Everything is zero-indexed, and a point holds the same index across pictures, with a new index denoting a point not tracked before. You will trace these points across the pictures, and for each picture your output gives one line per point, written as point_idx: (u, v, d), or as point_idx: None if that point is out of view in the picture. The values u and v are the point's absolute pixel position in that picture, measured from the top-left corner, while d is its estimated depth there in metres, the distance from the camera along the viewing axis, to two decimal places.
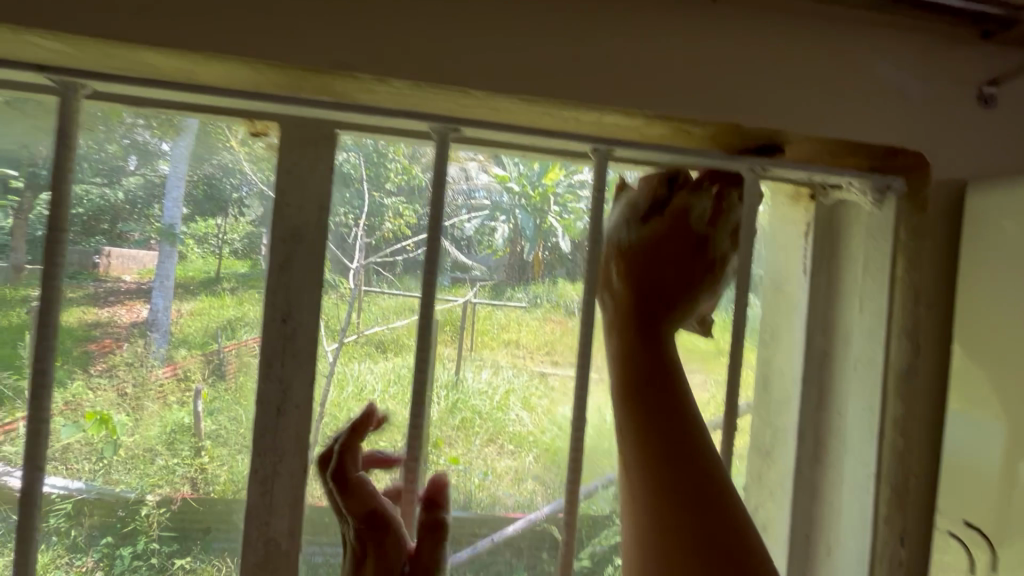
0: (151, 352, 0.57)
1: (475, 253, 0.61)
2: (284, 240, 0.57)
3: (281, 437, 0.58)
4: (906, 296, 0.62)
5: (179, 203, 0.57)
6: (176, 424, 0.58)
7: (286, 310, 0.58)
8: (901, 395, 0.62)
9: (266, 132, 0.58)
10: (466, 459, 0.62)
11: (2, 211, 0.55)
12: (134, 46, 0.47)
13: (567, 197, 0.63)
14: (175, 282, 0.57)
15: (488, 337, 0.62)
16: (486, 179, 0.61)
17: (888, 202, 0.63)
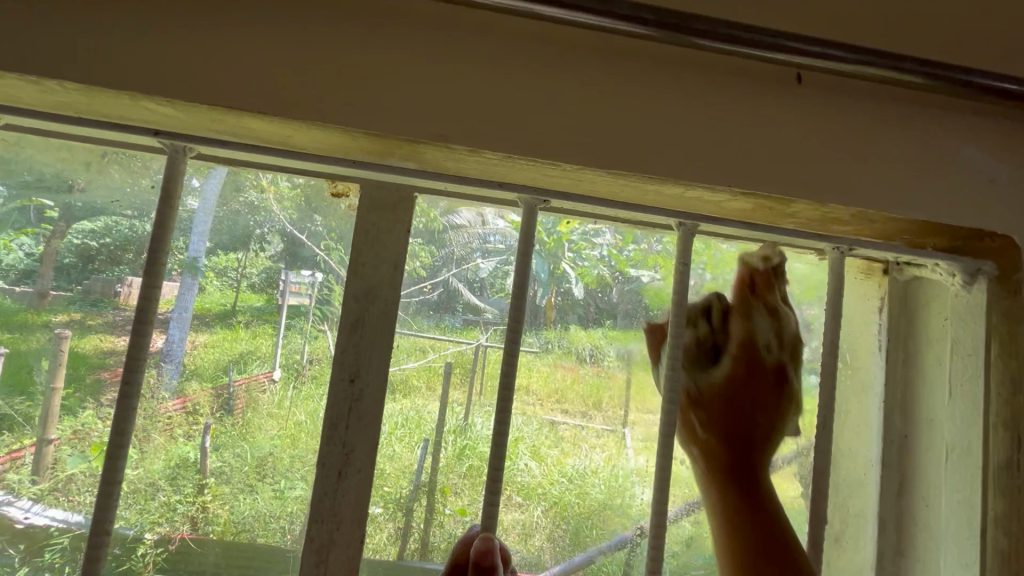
0: (162, 384, 0.57)
1: (487, 295, 0.62)
2: (357, 299, 0.58)
3: (341, 505, 0.56)
4: (1003, 382, 0.58)
5: (204, 237, 0.59)
6: (181, 458, 0.57)
7: (355, 371, 0.58)
8: (1005, 491, 0.56)
9: (346, 193, 0.60)
10: (472, 510, 0.60)
11: (34, 237, 0.57)
12: (237, 113, 0.49)
13: (581, 244, 0.63)
14: (193, 314, 0.58)
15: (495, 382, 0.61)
16: (502, 225, 0.62)
17: (978, 285, 0.61)
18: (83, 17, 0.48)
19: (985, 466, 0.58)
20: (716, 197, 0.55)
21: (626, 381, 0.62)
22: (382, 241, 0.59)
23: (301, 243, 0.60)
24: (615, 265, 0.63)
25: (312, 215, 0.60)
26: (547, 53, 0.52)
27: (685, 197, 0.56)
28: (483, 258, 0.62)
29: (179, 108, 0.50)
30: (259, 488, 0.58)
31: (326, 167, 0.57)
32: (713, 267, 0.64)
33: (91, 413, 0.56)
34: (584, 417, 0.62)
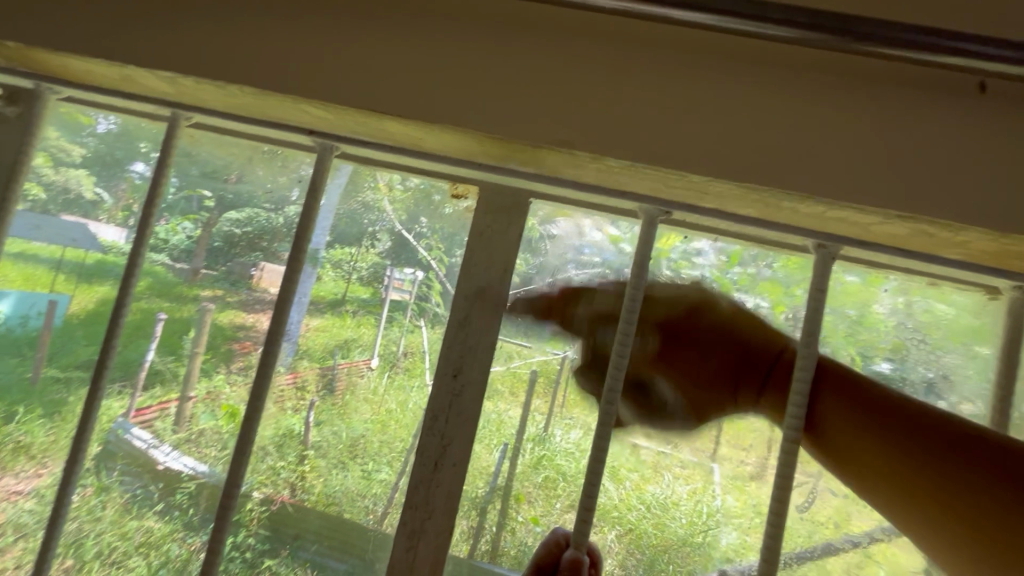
0: (279, 360, 0.64)
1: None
2: (466, 296, 0.61)
3: (432, 492, 0.60)
4: None
5: (325, 232, 0.65)
6: (287, 429, 0.63)
7: (459, 366, 0.60)
8: None
9: (465, 195, 0.63)
10: (545, 522, 0.59)
11: (195, 223, 0.67)
12: (383, 116, 0.54)
13: (680, 263, 0.60)
14: (310, 299, 0.65)
15: (580, 396, 0.60)
16: (598, 237, 0.61)
17: None
18: (251, 37, 0.56)
19: None
20: (864, 220, 0.49)
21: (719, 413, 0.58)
22: (489, 243, 0.61)
23: (407, 243, 0.64)
24: (718, 288, 0.59)
25: (418, 216, 0.64)
26: (660, 62, 0.51)
27: (825, 218, 0.50)
28: (577, 270, 0.62)
29: (336, 111, 0.56)
30: (350, 467, 0.62)
31: (455, 169, 0.61)
32: (833, 299, 0.58)
33: (221, 378, 0.65)
34: (670, 444, 0.58)
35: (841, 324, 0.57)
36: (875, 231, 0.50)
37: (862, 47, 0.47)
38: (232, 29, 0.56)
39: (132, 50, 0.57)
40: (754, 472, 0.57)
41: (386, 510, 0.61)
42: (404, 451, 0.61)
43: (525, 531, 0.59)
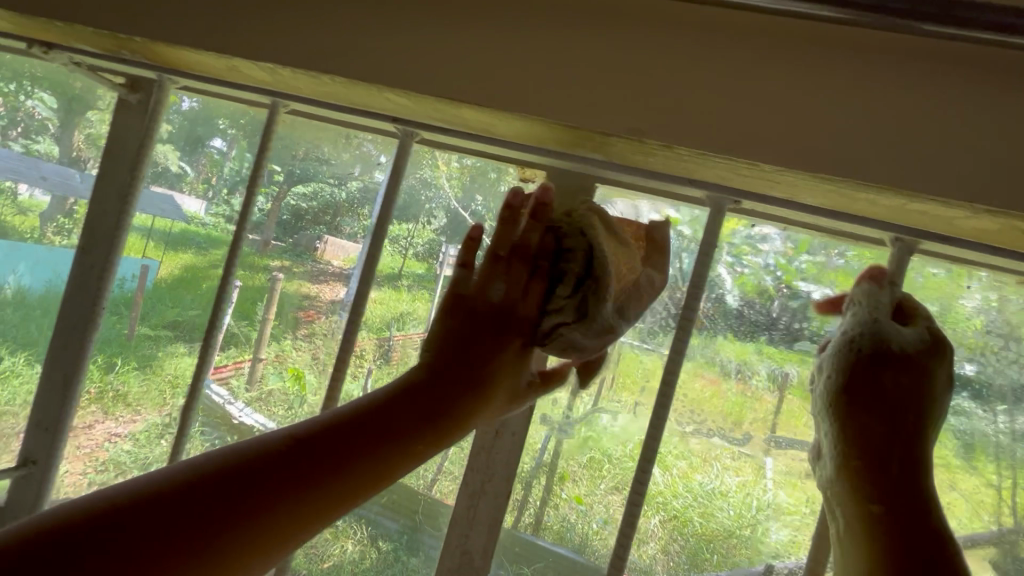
0: (340, 328, 0.68)
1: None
2: None
3: (475, 455, 0.62)
4: None
5: (385, 208, 0.67)
6: (347, 393, 0.67)
7: None
8: None
9: (533, 178, 0.63)
10: (588, 500, 0.60)
11: (265, 196, 0.71)
12: (462, 105, 0.52)
13: (742, 249, 0.57)
14: (369, 273, 0.67)
15: (629, 380, 0.60)
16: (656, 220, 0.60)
17: None
18: (306, 15, 0.57)
19: None
20: (953, 215, 0.43)
21: (776, 406, 0.56)
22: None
23: (463, 221, 0.65)
24: (780, 275, 0.56)
25: (473, 194, 0.65)
26: (720, 32, 0.46)
27: (907, 210, 0.45)
28: None
29: (414, 100, 0.55)
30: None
31: (519, 153, 0.60)
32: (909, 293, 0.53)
33: (289, 343, 0.69)
34: (721, 434, 0.57)
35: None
36: (963, 225, 0.44)
37: (978, 31, 0.40)
38: (302, 12, 0.57)
39: (210, 34, 0.59)
40: (811, 469, 0.55)
41: (435, 477, 0.64)
42: None
43: (569, 509, 0.60)
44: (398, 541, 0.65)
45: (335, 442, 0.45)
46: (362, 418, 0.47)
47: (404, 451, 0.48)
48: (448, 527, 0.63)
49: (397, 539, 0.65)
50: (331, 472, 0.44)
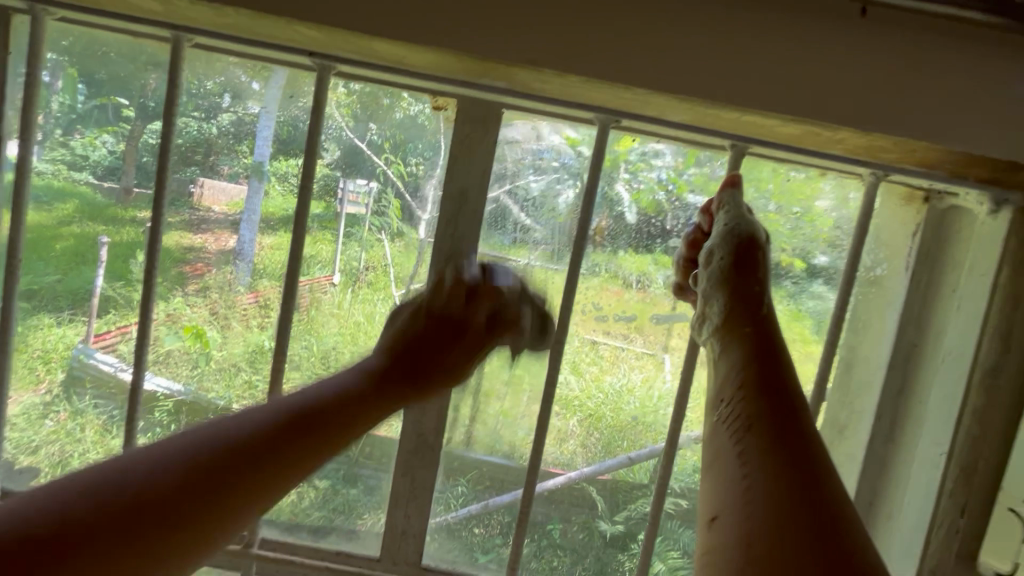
0: (237, 279, 0.63)
1: (537, 215, 0.61)
2: (451, 197, 0.60)
3: None
4: (1006, 304, 0.56)
5: (268, 142, 0.61)
6: (257, 345, 0.64)
7: (451, 256, 0.60)
8: (984, 393, 0.57)
9: (445, 107, 0.59)
10: (513, 413, 0.65)
11: (115, 136, 0.61)
12: (374, 38, 0.51)
13: (638, 165, 0.60)
14: (260, 216, 0.62)
15: (541, 300, 0.62)
16: (556, 141, 0.60)
17: (1003, 216, 0.56)
18: None
19: (971, 368, 0.57)
20: (770, 123, 0.53)
21: (671, 307, 0.63)
22: (474, 151, 0.59)
23: (357, 151, 0.61)
24: (673, 189, 0.61)
25: (366, 124, 0.60)
26: None
27: (744, 122, 0.53)
28: (535, 176, 0.60)
29: (320, 30, 0.52)
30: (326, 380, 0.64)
31: (422, 83, 0.57)
32: (778, 196, 0.61)
33: (179, 301, 0.63)
34: (625, 339, 0.63)
35: (782, 219, 0.61)
36: (782, 133, 0.54)
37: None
38: None
39: None
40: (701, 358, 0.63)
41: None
42: None
43: (494, 421, 0.65)
44: (333, 477, 0.66)
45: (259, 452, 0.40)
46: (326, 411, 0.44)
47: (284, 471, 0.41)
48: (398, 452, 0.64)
49: (332, 475, 0.66)
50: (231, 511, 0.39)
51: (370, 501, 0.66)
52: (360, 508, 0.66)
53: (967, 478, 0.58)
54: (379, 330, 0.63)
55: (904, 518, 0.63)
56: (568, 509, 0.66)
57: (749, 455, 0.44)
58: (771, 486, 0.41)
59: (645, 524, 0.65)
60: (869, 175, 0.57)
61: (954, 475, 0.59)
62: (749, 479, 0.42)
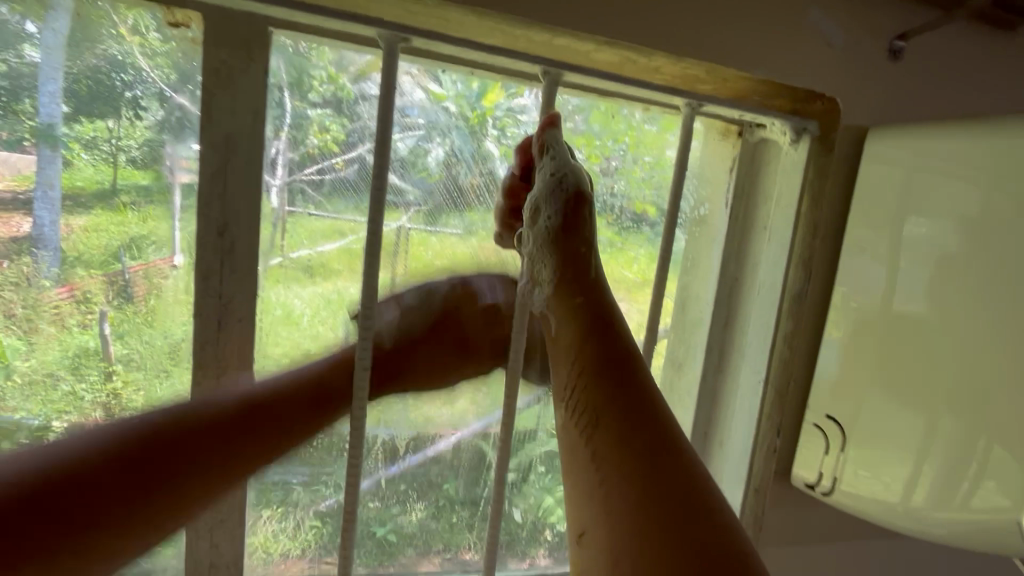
0: (40, 272, 0.51)
1: (409, 175, 0.59)
2: (214, 147, 0.53)
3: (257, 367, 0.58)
4: (806, 233, 0.69)
5: (57, 98, 0.49)
6: (80, 348, 0.53)
7: (224, 222, 0.54)
8: (792, 313, 0.70)
9: (188, 24, 0.51)
10: (399, 382, 0.63)
11: None
12: None
13: (506, 121, 0.61)
14: (62, 192, 0.51)
15: (421, 263, 0.61)
16: (420, 97, 0.58)
17: (803, 141, 0.67)
18: None
19: (782, 295, 0.70)
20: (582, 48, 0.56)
21: None
22: (236, 83, 0.52)
23: (183, 109, 0.52)
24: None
25: (193, 75, 0.52)
26: None
27: (554, 46, 0.56)
28: (401, 134, 0.58)
29: None
30: (176, 377, 0.56)
31: None
32: (635, 148, 0.66)
33: None
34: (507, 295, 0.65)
35: (640, 168, 0.67)
36: (596, 59, 0.58)
37: None
38: None
39: None
40: None
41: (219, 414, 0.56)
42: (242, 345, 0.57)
43: (381, 393, 0.63)
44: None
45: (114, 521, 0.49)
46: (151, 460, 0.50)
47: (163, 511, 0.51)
48: None
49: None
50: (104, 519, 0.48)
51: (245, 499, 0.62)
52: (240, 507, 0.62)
53: (780, 397, 0.72)
54: (232, 307, 0.56)
55: (732, 443, 0.76)
56: (463, 468, 0.67)
57: (596, 458, 0.47)
58: (614, 486, 0.45)
59: (535, 465, 0.70)
60: (686, 106, 0.62)
61: (771, 396, 0.72)
62: (598, 482, 0.46)
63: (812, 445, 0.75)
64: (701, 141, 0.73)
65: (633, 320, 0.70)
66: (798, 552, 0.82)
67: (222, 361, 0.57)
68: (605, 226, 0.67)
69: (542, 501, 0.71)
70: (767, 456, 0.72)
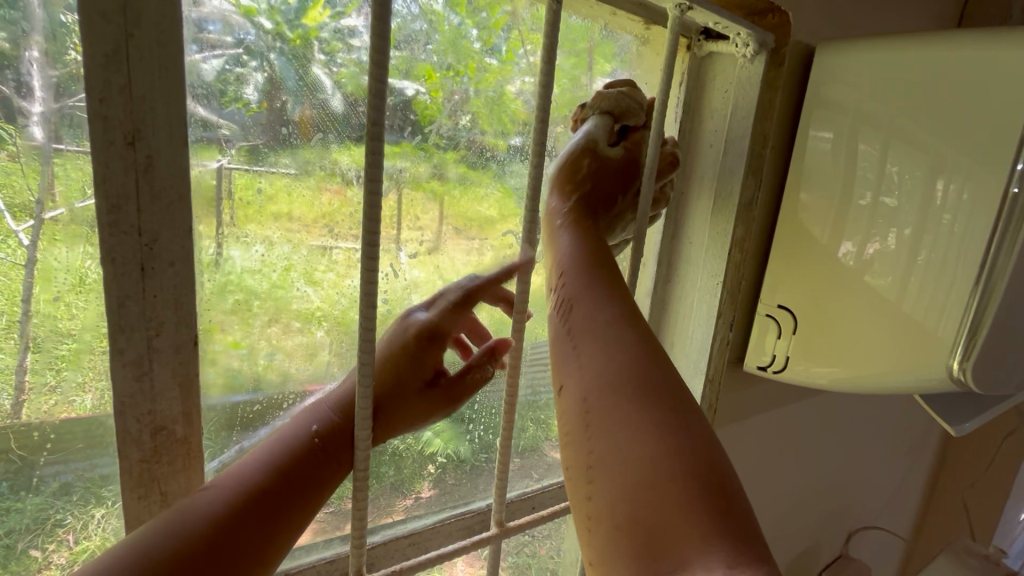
0: None
1: (218, 106, 0.54)
2: (109, 15, 0.40)
3: (158, 334, 0.47)
4: (758, 141, 0.73)
5: None
6: None
7: (135, 129, 0.43)
8: (743, 218, 0.75)
9: None
10: (247, 343, 0.61)
11: None
12: None
13: (333, 45, 0.59)
14: None
15: (252, 211, 0.58)
16: (225, 8, 0.53)
17: (762, 56, 0.69)
18: None
19: (736, 205, 0.74)
20: None
21: (397, 201, 0.69)
22: None
23: None
24: None
25: None
26: None
27: None
28: (204, 54, 0.52)
29: None
30: (49, 346, 0.50)
31: None
32: (478, 83, 0.71)
33: None
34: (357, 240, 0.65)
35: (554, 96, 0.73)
36: None
37: None
38: None
39: None
40: (480, 246, 0.77)
41: (193, 314, 0.49)
42: (14, 323, 0.49)
43: (227, 356, 0.60)
44: (156, 479, 0.50)
45: (258, 532, 0.46)
46: (301, 470, 0.50)
47: (274, 544, 0.47)
48: (115, 416, 0.48)
49: None
50: (261, 541, 0.46)
51: (67, 501, 0.55)
52: (54, 514, 0.55)
53: (733, 299, 0.78)
54: (173, 192, 0.45)
55: (686, 347, 0.83)
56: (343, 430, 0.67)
57: (666, 460, 0.42)
58: (691, 508, 0.40)
59: None
60: (675, 8, 0.61)
61: (725, 297, 0.77)
62: (644, 553, 0.41)
63: (766, 326, 0.92)
64: (635, 52, 0.79)
65: (489, 254, 0.79)
66: (727, 427, 0.97)
67: (153, 323, 0.47)
68: (455, 162, 0.72)
69: (421, 436, 0.74)
70: (721, 348, 0.79)
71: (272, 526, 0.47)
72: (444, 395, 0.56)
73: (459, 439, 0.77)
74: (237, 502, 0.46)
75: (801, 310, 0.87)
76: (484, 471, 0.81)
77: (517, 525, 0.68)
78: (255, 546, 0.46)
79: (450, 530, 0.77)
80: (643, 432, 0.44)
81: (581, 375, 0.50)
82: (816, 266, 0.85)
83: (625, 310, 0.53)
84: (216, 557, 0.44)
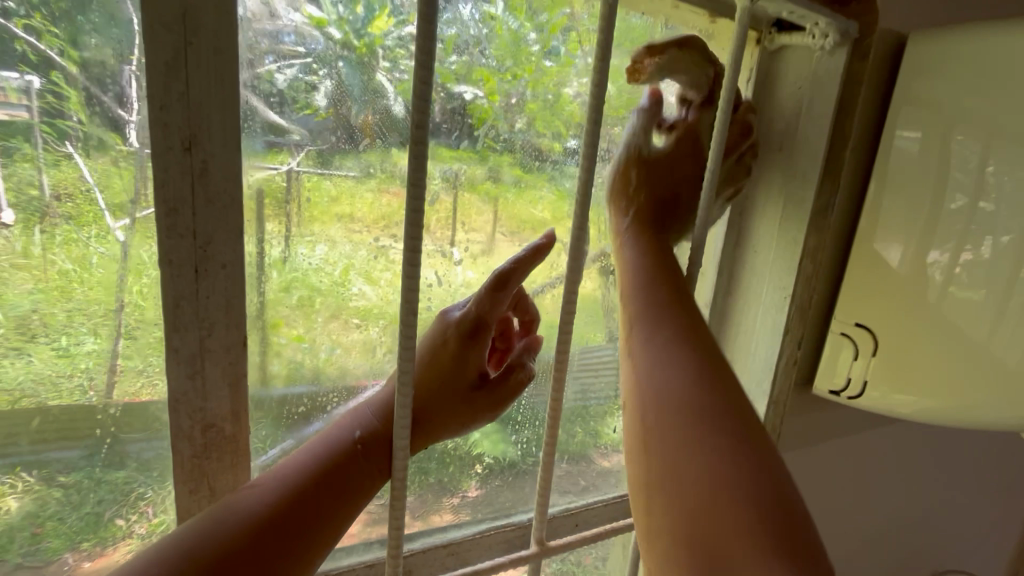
0: None
1: (290, 112, 0.55)
2: (168, 25, 0.41)
3: (211, 332, 0.49)
4: (837, 141, 0.66)
5: None
6: None
7: (191, 135, 0.44)
8: (815, 226, 0.68)
9: None
10: (309, 338, 0.62)
11: None
12: None
13: (396, 52, 0.59)
14: None
15: (318, 211, 0.59)
16: (297, 20, 0.54)
17: (843, 47, 0.62)
18: None
19: (810, 210, 0.68)
20: None
21: (453, 203, 0.68)
22: None
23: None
24: (439, 78, 0.63)
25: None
26: None
27: None
28: (277, 64, 0.54)
29: None
30: (138, 334, 0.53)
31: None
32: (535, 84, 0.68)
33: None
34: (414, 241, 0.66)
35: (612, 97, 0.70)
36: None
37: None
38: None
39: None
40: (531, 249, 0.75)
41: (243, 317, 0.50)
42: (111, 313, 0.52)
43: (290, 350, 0.61)
44: (204, 475, 0.52)
45: (295, 537, 0.46)
46: (341, 476, 0.49)
47: (313, 551, 0.47)
48: (170, 413, 0.49)
49: (86, 463, 0.55)
50: (297, 550, 0.46)
51: (150, 477, 0.58)
52: (136, 488, 0.57)
53: (802, 315, 0.72)
54: (225, 195, 0.46)
55: (744, 364, 0.78)
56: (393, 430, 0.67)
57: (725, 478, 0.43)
58: (746, 540, 0.41)
59: None
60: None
61: (794, 313, 0.71)
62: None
63: (834, 348, 0.82)
64: None
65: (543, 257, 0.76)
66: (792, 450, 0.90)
67: (205, 323, 0.48)
68: (509, 165, 0.70)
69: (472, 438, 0.73)
70: (788, 368, 0.74)
71: (310, 533, 0.47)
72: (489, 401, 0.55)
73: (507, 444, 0.76)
74: (277, 506, 0.46)
75: (883, 331, 0.78)
76: (530, 479, 0.79)
77: (561, 542, 0.65)
78: (294, 550, 0.46)
79: (489, 542, 0.76)
80: (702, 450, 0.45)
81: (644, 417, 0.50)
82: (902, 282, 0.75)
83: (685, 325, 0.54)
84: (259, 559, 0.44)
